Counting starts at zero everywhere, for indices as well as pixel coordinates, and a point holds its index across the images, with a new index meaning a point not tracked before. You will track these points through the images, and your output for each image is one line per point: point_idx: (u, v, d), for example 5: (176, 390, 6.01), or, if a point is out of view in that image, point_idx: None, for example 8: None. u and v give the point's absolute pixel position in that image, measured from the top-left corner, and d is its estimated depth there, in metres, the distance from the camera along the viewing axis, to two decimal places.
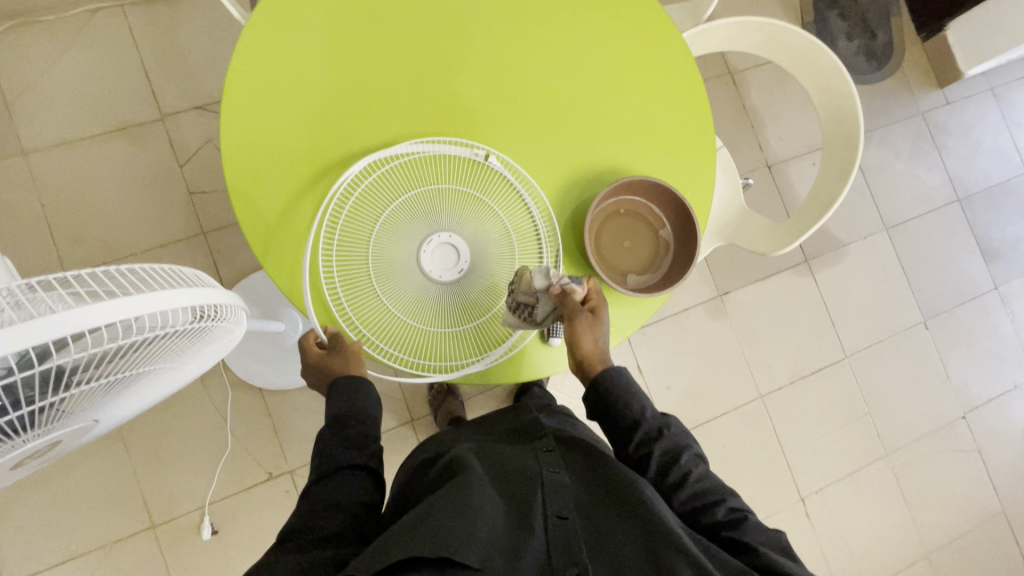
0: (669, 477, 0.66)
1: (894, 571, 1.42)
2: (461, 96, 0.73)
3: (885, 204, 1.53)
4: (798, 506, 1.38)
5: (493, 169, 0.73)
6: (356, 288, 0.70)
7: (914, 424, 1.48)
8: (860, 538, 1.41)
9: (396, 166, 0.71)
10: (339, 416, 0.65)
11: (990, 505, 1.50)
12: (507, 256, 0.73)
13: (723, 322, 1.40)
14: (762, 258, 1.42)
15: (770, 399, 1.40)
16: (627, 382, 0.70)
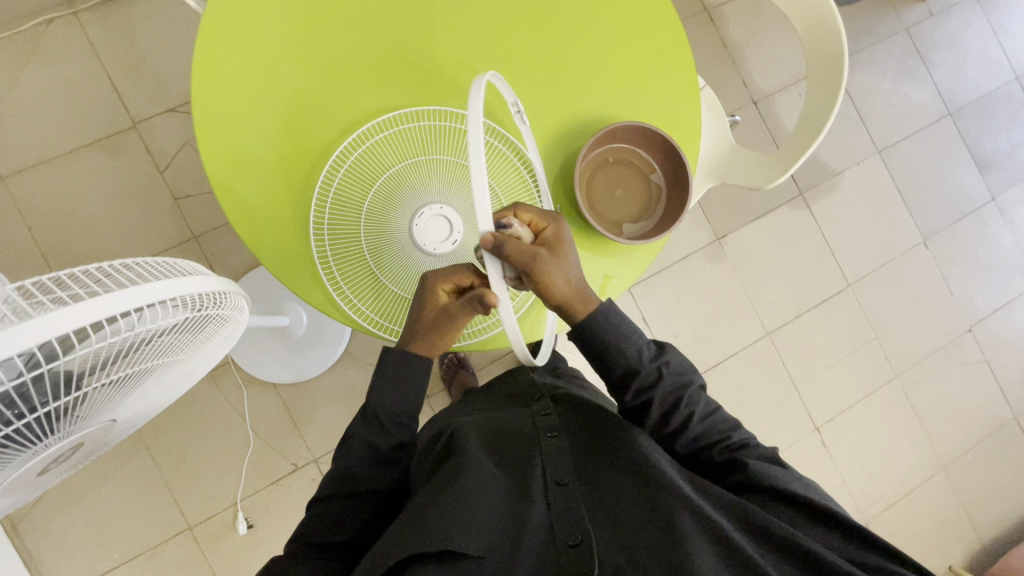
0: (671, 419, 0.65)
1: (911, 486, 1.46)
2: (435, 60, 0.71)
3: (877, 127, 1.51)
4: (813, 436, 1.41)
5: (476, 133, 0.72)
6: (352, 270, 0.70)
7: (921, 343, 1.49)
8: (875, 459, 1.45)
9: (376, 143, 0.70)
10: (381, 411, 0.64)
11: (1000, 412, 1.53)
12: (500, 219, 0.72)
13: (723, 265, 1.40)
14: (756, 197, 1.41)
15: (778, 335, 1.42)
16: (619, 326, 0.64)
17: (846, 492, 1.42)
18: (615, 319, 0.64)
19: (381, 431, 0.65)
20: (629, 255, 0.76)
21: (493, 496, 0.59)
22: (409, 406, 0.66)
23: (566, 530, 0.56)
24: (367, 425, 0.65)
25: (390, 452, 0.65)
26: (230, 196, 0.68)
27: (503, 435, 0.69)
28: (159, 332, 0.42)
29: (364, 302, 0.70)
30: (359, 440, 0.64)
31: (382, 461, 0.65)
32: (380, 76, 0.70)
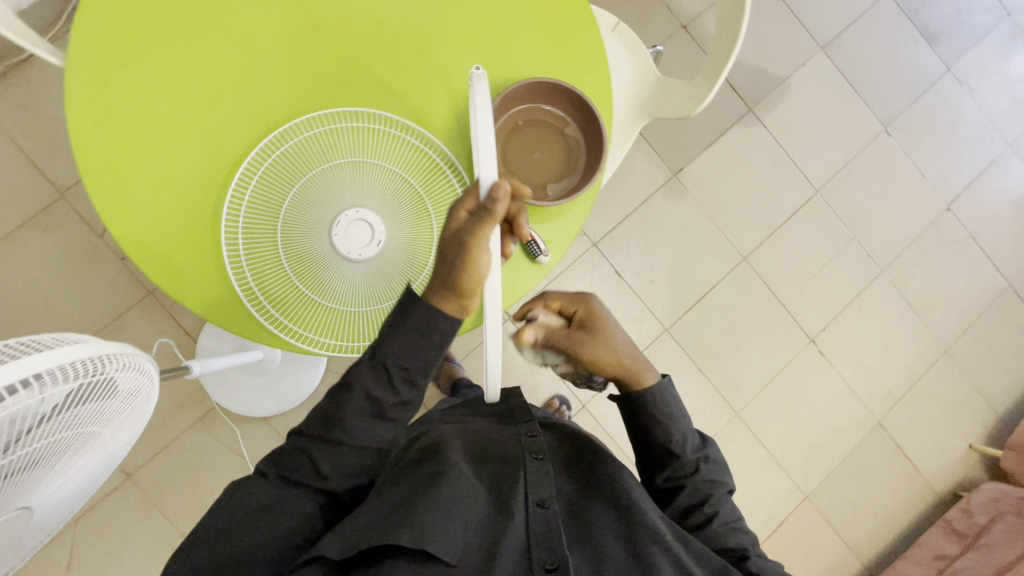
0: (694, 505, 0.70)
1: (917, 375, 1.45)
2: (323, 61, 0.68)
3: (816, 22, 1.45)
4: (810, 348, 1.41)
5: (381, 129, 0.67)
6: (277, 292, 0.66)
7: (901, 233, 1.47)
8: (876, 357, 1.44)
9: (278, 156, 0.66)
10: (390, 361, 0.59)
11: (994, 284, 1.51)
12: (422, 215, 0.68)
13: (685, 200, 1.37)
14: (704, 124, 1.38)
15: (756, 257, 1.40)
16: (667, 410, 0.70)
17: (853, 396, 1.42)
18: (666, 402, 0.70)
19: (386, 382, 0.60)
20: (564, 215, 0.74)
21: (471, 504, 0.60)
22: (420, 362, 0.60)
23: (543, 552, 0.59)
24: (373, 372, 0.59)
25: (390, 410, 0.60)
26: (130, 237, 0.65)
27: (488, 448, 0.69)
28: (57, 405, 0.39)
29: (295, 323, 0.67)
30: (362, 388, 0.59)
31: (381, 417, 0.60)
32: (263, 79, 0.66)
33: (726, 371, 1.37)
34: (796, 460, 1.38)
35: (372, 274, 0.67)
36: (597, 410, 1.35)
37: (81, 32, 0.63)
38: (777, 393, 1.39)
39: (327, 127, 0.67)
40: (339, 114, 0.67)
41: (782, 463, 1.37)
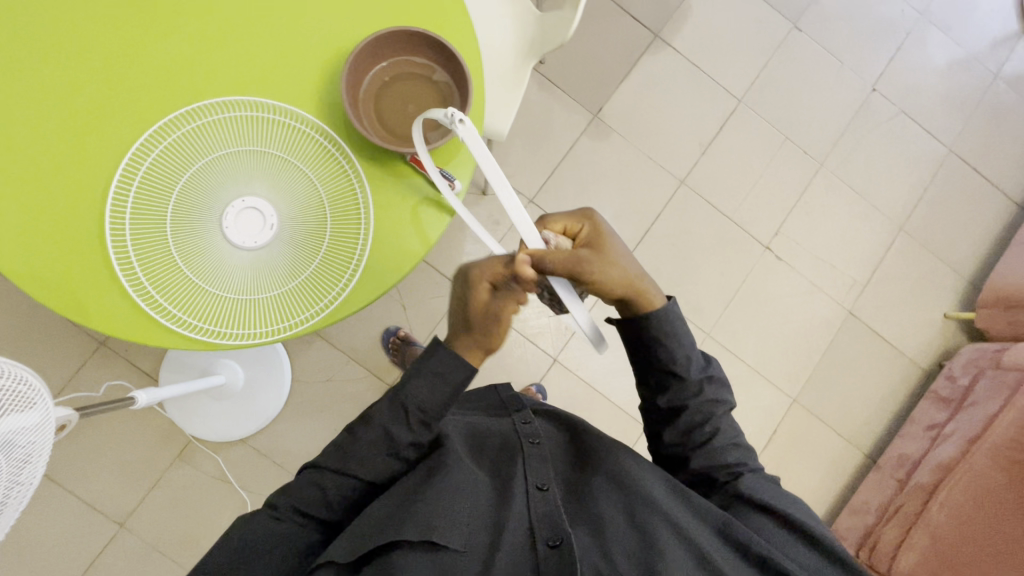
0: (699, 430, 0.66)
1: (878, 258, 1.46)
2: (170, 58, 0.66)
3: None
4: (766, 255, 1.41)
5: (249, 115, 0.67)
6: (178, 295, 0.65)
7: (831, 123, 1.47)
8: (834, 249, 1.44)
9: (151, 160, 0.65)
10: (410, 403, 0.61)
11: (935, 154, 1.51)
12: (310, 189, 0.68)
13: (611, 139, 1.37)
14: (613, 59, 1.38)
15: (695, 178, 1.40)
16: (668, 330, 0.65)
17: (821, 291, 1.42)
18: (669, 320, 0.65)
19: (404, 425, 0.62)
20: (456, 156, 0.72)
21: (475, 495, 0.61)
22: (437, 407, 0.62)
23: (546, 530, 0.58)
24: (392, 410, 0.62)
25: (405, 450, 0.62)
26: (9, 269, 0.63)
27: (488, 443, 0.72)
28: None
29: (201, 320, 0.66)
30: (380, 425, 0.61)
31: (396, 454, 0.62)
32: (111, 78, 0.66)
33: (691, 295, 1.37)
34: (780, 368, 1.39)
35: (270, 257, 0.67)
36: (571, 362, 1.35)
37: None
38: (746, 306, 1.39)
39: (195, 123, 0.66)
40: (204, 107, 0.66)
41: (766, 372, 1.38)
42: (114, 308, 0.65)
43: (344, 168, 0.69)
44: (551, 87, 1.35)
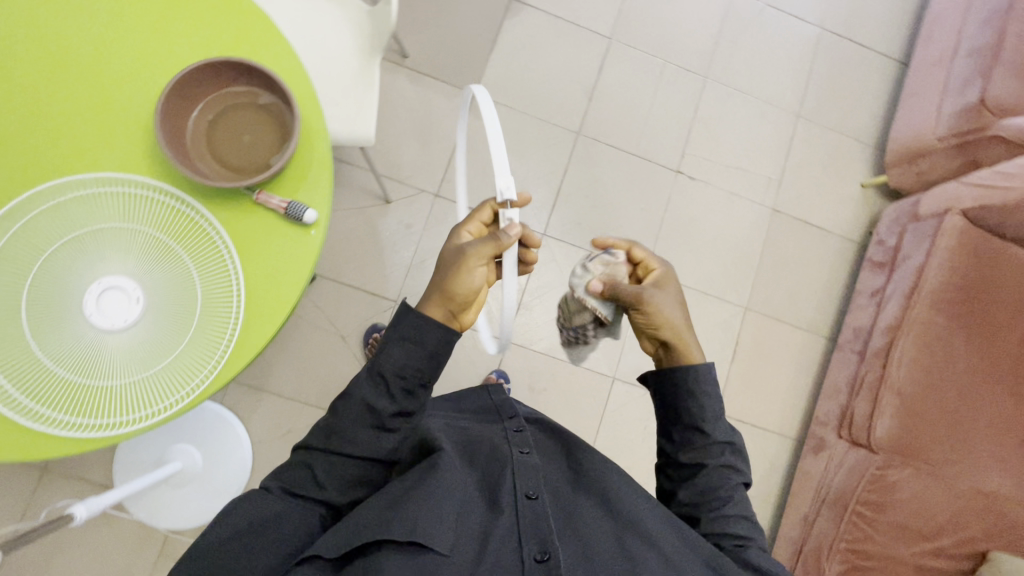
0: (714, 490, 0.79)
1: (803, 350, 1.62)
2: (96, 151, 0.79)
3: (796, 90, 1.67)
4: (727, 369, 1.59)
5: (133, 202, 0.78)
6: (174, 318, 0.77)
7: (825, 278, 1.64)
8: (782, 387, 1.61)
9: (51, 217, 0.76)
10: (388, 370, 0.75)
11: (876, 155, 1.69)
12: (185, 272, 0.78)
13: (627, 140, 1.59)
14: (643, 142, 1.59)
15: (710, 289, 1.60)
16: (700, 387, 0.82)
17: (774, 428, 1.60)
18: (703, 379, 0.82)
19: (386, 395, 0.75)
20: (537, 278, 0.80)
21: (467, 500, 0.73)
22: (412, 371, 0.75)
23: (534, 546, 0.70)
24: (373, 380, 0.75)
25: (388, 419, 0.75)
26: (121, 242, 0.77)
27: (478, 447, 0.84)
28: None
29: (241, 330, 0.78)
30: (361, 396, 0.74)
31: (381, 428, 0.75)
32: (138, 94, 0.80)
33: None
34: None
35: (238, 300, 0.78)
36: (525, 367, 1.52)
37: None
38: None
39: (90, 197, 0.77)
40: (94, 187, 0.78)
41: None
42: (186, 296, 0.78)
43: (214, 252, 0.78)
44: (625, 161, 1.59)
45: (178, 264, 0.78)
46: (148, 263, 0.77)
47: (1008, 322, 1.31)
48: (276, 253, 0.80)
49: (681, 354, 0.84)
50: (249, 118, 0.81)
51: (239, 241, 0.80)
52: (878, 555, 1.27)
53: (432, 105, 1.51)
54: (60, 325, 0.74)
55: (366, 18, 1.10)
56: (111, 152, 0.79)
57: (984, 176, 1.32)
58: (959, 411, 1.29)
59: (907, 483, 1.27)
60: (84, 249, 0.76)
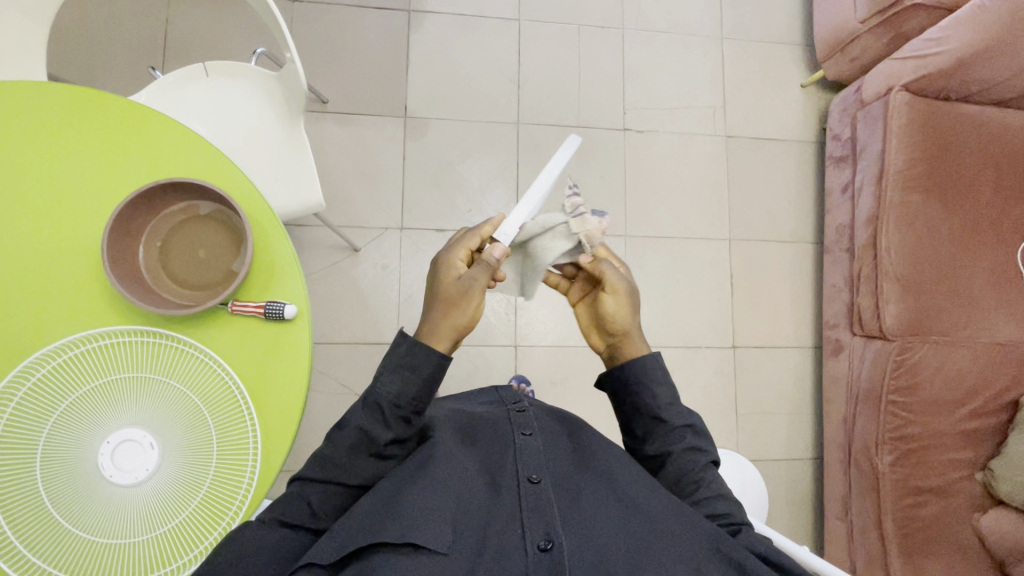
0: (684, 477, 0.74)
1: (795, 263, 1.63)
2: (32, 281, 0.74)
3: (712, 19, 1.70)
4: (726, 303, 1.59)
5: (102, 350, 0.74)
6: (192, 444, 0.73)
7: (795, 189, 1.66)
8: (784, 305, 1.61)
9: (23, 403, 0.71)
10: (384, 402, 0.68)
11: (806, 57, 1.71)
12: (182, 395, 0.74)
13: (566, 110, 1.61)
14: (581, 108, 1.61)
15: (689, 228, 1.61)
16: (649, 375, 0.78)
17: (790, 342, 1.60)
18: (648, 369, 0.79)
19: (382, 423, 0.68)
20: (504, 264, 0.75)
21: (466, 490, 0.70)
22: (410, 400, 0.68)
23: (539, 533, 0.65)
24: (368, 412, 0.68)
25: (386, 447, 0.69)
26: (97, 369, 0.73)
27: (477, 432, 0.81)
28: None
29: (256, 427, 0.75)
30: (356, 425, 0.68)
31: (379, 454, 0.70)
32: (78, 239, 0.76)
33: (672, 325, 1.56)
34: (746, 404, 1.56)
35: (245, 398, 0.75)
36: (531, 351, 1.51)
37: None
38: (722, 345, 1.57)
39: (55, 363, 0.73)
40: (54, 352, 0.73)
41: (735, 406, 1.55)
42: (193, 424, 0.74)
43: (205, 361, 0.75)
44: (571, 128, 1.60)
45: (173, 397, 0.74)
46: (143, 409, 0.73)
47: (978, 175, 1.31)
48: (271, 360, 0.77)
49: (631, 347, 0.82)
50: (199, 231, 0.76)
51: (232, 358, 0.76)
52: (923, 437, 1.24)
53: (371, 125, 1.52)
54: (75, 505, 0.70)
55: (275, 83, 1.05)
56: (77, 318, 0.75)
57: (915, 47, 1.31)
58: (956, 274, 1.28)
59: (929, 359, 1.25)
60: (75, 421, 0.71)
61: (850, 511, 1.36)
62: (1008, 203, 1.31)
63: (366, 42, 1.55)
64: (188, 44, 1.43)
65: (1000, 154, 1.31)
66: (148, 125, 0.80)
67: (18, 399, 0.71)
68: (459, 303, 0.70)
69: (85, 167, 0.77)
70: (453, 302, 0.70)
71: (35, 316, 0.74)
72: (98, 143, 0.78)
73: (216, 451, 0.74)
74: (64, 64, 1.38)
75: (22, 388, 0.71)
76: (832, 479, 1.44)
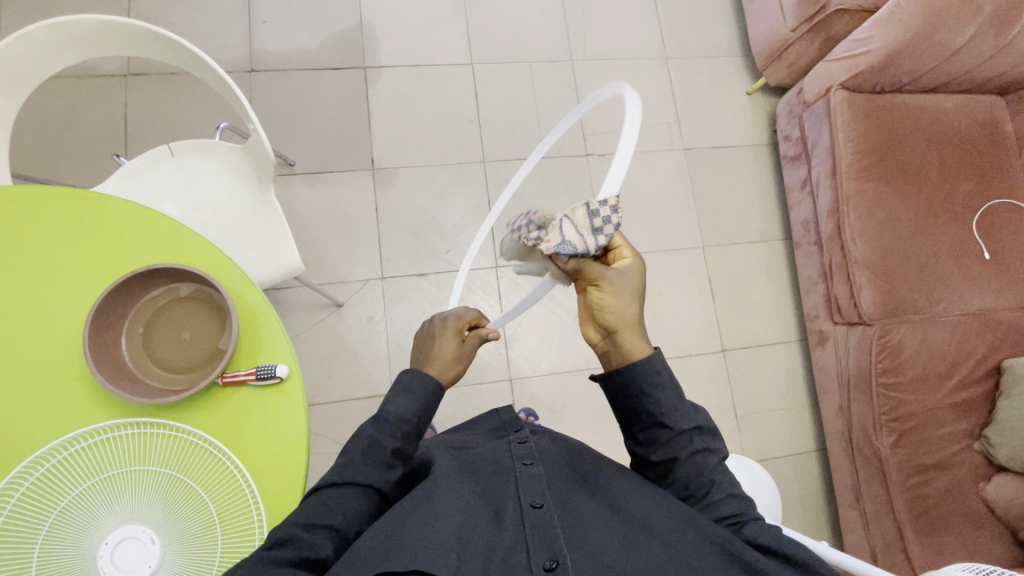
0: (695, 481, 0.69)
1: (768, 260, 1.68)
2: (13, 388, 0.73)
3: (656, 42, 1.79)
4: (709, 309, 1.62)
5: (90, 447, 0.72)
6: (193, 528, 0.71)
7: (757, 191, 1.72)
8: (765, 302, 1.65)
9: (10, 520, 0.68)
10: (391, 416, 0.70)
11: (747, 67, 1.81)
12: (177, 480, 0.72)
13: (530, 143, 1.66)
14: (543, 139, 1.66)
15: (662, 240, 1.65)
16: (653, 379, 0.72)
17: (776, 338, 1.63)
18: (654, 373, 0.72)
19: (390, 433, 0.69)
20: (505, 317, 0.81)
21: (467, 519, 0.64)
22: (416, 418, 0.71)
23: (543, 554, 0.60)
24: (377, 422, 0.70)
25: (392, 457, 0.69)
26: (88, 466, 0.71)
27: (478, 463, 0.77)
28: None
29: (255, 499, 0.73)
30: (366, 435, 0.69)
31: (389, 464, 0.68)
32: (56, 338, 0.75)
33: (661, 337, 1.58)
34: (744, 405, 1.58)
35: (241, 473, 0.73)
36: (526, 381, 1.51)
37: None
38: (712, 349, 1.60)
39: (41, 471, 0.70)
40: (39, 459, 0.71)
41: (733, 407, 1.57)
42: (191, 507, 0.72)
43: (197, 441, 0.74)
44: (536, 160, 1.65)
45: (168, 484, 0.72)
46: (143, 500, 0.71)
47: (923, 158, 1.38)
48: (268, 424, 0.76)
49: (628, 348, 0.74)
50: (181, 313, 0.76)
51: (225, 434, 0.75)
52: (920, 413, 1.27)
53: (340, 181, 1.54)
54: None
55: (242, 156, 1.07)
56: (63, 418, 0.73)
57: (845, 48, 1.40)
58: (920, 252, 1.34)
59: (909, 338, 1.29)
60: (73, 524, 0.69)
61: (861, 498, 1.37)
62: (956, 180, 1.38)
63: (326, 104, 1.58)
64: (149, 124, 1.45)
65: (940, 137, 1.39)
66: (118, 216, 0.80)
67: (8, 509, 0.68)
68: (457, 365, 0.78)
69: (58, 268, 0.77)
70: (453, 363, 0.77)
71: (17, 423, 0.72)
72: (70, 241, 0.78)
73: (219, 532, 0.71)
74: (25, 158, 1.38)
75: (13, 498, 0.69)
76: (838, 468, 1.45)
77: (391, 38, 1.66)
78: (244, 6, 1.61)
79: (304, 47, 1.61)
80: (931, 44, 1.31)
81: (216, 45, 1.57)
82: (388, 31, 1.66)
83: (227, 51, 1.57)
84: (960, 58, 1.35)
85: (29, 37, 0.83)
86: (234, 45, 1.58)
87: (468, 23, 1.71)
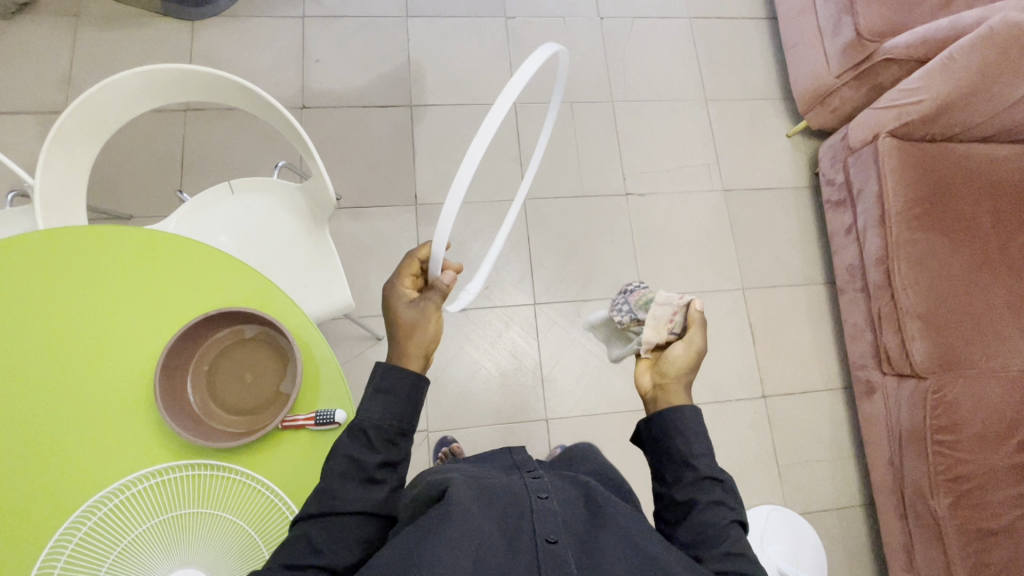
0: (710, 528, 0.67)
1: (809, 303, 1.65)
2: (83, 426, 0.74)
3: (695, 84, 1.80)
4: (749, 355, 1.59)
5: (145, 489, 0.73)
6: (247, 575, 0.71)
7: (798, 235, 1.70)
8: (806, 347, 1.62)
9: (72, 564, 0.69)
10: (367, 427, 0.70)
11: (785, 108, 1.81)
12: (231, 523, 0.72)
13: (569, 181, 1.67)
14: (584, 178, 1.68)
15: (701, 282, 1.63)
16: (686, 424, 0.75)
17: (819, 386, 1.59)
18: (685, 416, 0.75)
19: (369, 448, 0.69)
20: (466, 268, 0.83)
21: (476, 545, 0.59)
22: (390, 421, 0.71)
23: None
24: (354, 440, 0.69)
25: (377, 471, 0.68)
26: (148, 506, 0.72)
27: (492, 487, 0.71)
28: None
29: None
30: (344, 454, 0.68)
31: (370, 480, 0.68)
32: (124, 377, 0.76)
33: (700, 381, 1.55)
34: (787, 456, 1.53)
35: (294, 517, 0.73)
36: (563, 420, 1.49)
37: (29, 297, 0.78)
38: (753, 396, 1.56)
39: (99, 514, 0.71)
40: (97, 501, 0.71)
41: (775, 457, 1.52)
42: (245, 552, 0.72)
43: (251, 484, 0.74)
44: (575, 197, 1.66)
45: (221, 529, 0.72)
46: (198, 546, 0.71)
47: (976, 209, 1.35)
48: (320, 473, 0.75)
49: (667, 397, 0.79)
50: (245, 355, 0.77)
51: (280, 479, 0.75)
52: (976, 474, 1.21)
53: (384, 216, 1.57)
54: None
55: (298, 195, 1.09)
56: (122, 459, 0.73)
57: (891, 97, 1.39)
58: (975, 305, 1.30)
59: (964, 395, 1.24)
60: (128, 568, 0.69)
61: (915, 560, 1.31)
62: (1010, 231, 1.34)
63: (373, 140, 1.63)
64: (205, 159, 1.50)
65: (993, 186, 1.36)
66: (189, 257, 0.82)
67: (69, 554, 0.69)
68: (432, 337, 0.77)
69: (132, 306, 0.79)
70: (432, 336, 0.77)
71: (81, 461, 0.73)
72: (144, 279, 0.80)
73: None
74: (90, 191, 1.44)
75: (72, 542, 0.70)
76: (889, 526, 1.39)
77: (436, 78, 1.70)
78: (299, 45, 1.68)
79: (353, 85, 1.66)
80: (982, 96, 1.30)
81: (269, 85, 1.64)
82: (436, 72, 1.71)
83: (280, 90, 1.63)
84: (1015, 106, 1.32)
85: (116, 84, 0.87)
86: (286, 84, 1.64)
87: (511, 65, 1.75)
